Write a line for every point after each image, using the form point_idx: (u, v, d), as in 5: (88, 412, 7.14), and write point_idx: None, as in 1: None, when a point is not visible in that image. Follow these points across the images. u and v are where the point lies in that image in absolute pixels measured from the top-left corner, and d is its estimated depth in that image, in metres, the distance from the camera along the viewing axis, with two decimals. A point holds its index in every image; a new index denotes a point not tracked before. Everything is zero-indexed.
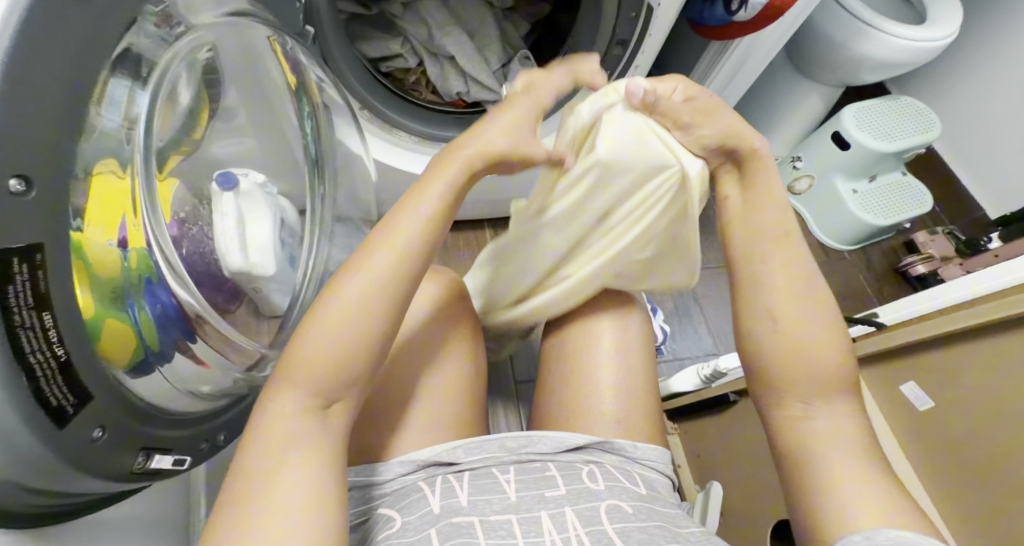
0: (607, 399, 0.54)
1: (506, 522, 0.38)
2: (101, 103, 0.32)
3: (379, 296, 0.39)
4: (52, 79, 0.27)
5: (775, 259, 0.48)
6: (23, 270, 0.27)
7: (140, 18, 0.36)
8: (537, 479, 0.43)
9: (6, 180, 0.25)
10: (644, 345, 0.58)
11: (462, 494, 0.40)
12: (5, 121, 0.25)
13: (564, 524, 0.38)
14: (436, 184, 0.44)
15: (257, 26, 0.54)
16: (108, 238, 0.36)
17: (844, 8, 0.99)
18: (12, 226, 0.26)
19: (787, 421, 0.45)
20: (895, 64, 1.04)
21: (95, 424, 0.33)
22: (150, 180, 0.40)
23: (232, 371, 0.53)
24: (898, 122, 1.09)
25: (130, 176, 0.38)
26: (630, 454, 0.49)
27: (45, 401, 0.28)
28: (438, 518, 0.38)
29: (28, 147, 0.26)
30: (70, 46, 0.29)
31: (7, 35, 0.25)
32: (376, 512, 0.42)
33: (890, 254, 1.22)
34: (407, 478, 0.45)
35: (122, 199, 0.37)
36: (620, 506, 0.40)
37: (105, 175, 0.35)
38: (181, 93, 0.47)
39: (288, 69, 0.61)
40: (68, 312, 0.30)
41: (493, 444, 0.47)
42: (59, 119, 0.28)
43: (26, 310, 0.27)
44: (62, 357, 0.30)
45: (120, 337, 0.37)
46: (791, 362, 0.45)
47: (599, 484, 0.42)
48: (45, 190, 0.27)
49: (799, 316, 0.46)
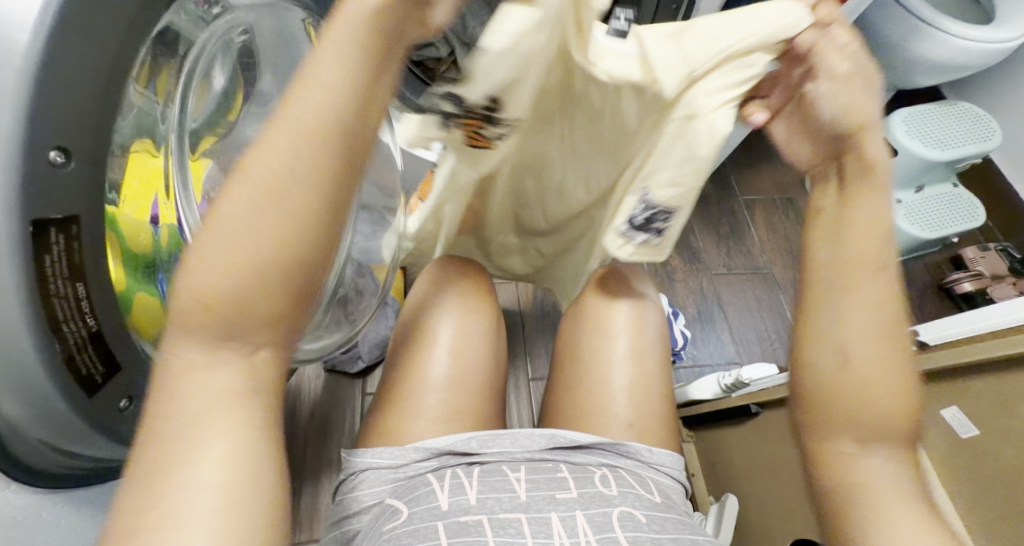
0: (621, 401, 0.53)
1: (515, 521, 0.38)
2: (139, 81, 0.33)
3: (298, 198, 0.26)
4: (94, 49, 0.28)
5: (874, 292, 0.38)
6: (60, 241, 0.27)
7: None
8: (548, 480, 0.42)
9: (46, 151, 0.26)
10: (657, 354, 0.57)
11: (471, 491, 0.40)
12: (53, 97, 0.26)
13: (574, 530, 0.37)
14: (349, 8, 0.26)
15: (292, 9, 0.56)
16: (141, 217, 0.39)
17: (906, 8, 1.06)
18: (52, 197, 0.26)
19: (835, 461, 0.39)
20: (957, 65, 1.11)
21: (123, 395, 0.35)
22: (180, 159, 0.44)
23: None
24: (958, 130, 1.20)
25: (163, 156, 0.42)
26: (645, 459, 0.49)
27: (75, 368, 0.30)
28: (447, 514, 0.38)
29: (69, 118, 0.27)
30: (123, 20, 0.29)
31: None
32: (387, 501, 0.42)
33: (935, 270, 1.31)
34: (420, 465, 0.45)
35: (155, 179, 0.41)
36: (633, 514, 0.39)
37: (138, 156, 0.38)
38: (215, 77, 0.53)
39: None
40: (100, 287, 0.31)
41: (508, 440, 0.47)
42: (103, 99, 0.29)
43: (61, 279, 0.28)
44: (93, 326, 0.31)
45: (154, 310, 0.40)
46: (851, 400, 0.38)
47: (611, 490, 0.42)
48: (80, 163, 0.28)
49: (862, 347, 0.37)
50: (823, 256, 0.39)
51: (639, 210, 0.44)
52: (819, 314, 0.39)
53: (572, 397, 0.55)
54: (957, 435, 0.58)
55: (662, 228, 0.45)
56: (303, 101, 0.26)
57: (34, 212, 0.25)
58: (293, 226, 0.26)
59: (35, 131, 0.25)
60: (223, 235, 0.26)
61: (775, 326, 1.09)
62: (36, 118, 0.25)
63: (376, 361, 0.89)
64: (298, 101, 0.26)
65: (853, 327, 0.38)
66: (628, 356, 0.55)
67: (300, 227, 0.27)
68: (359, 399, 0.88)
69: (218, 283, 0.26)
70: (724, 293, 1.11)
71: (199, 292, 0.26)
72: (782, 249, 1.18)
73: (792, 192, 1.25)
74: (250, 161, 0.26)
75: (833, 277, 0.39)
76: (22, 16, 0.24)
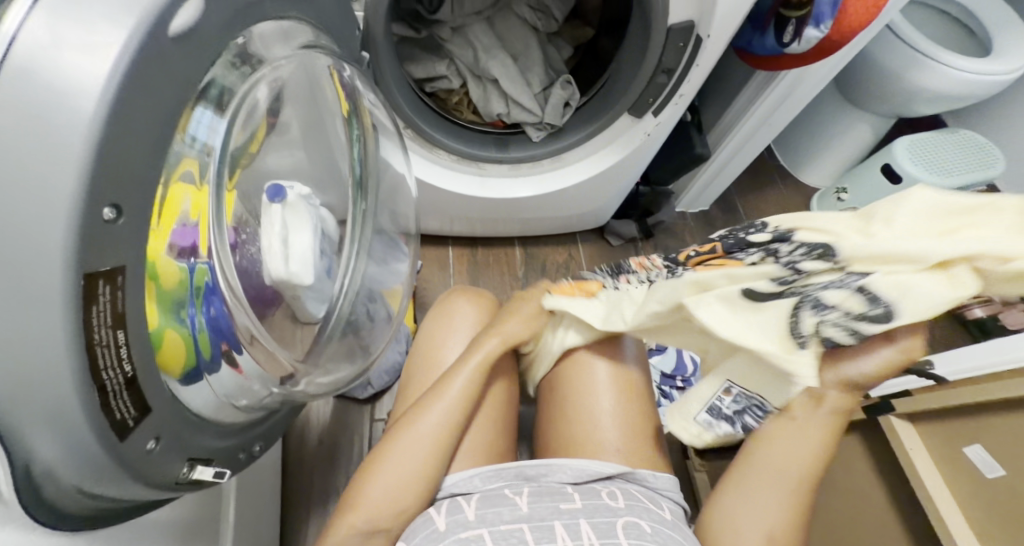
0: (607, 426, 0.66)
1: (517, 530, 0.52)
2: (182, 130, 0.37)
3: (423, 447, 0.58)
4: (148, 111, 0.30)
5: (784, 489, 0.54)
6: (106, 291, 0.28)
7: (224, 54, 0.41)
8: (551, 495, 0.57)
9: (101, 209, 0.27)
10: (644, 397, 0.70)
11: (470, 510, 0.55)
12: (115, 154, 0.27)
13: (578, 533, 0.52)
14: (479, 350, 0.64)
15: (322, 57, 0.60)
16: (172, 251, 0.40)
17: (902, 40, 1.11)
18: (105, 249, 0.28)
19: None
20: (957, 96, 1.15)
21: (150, 436, 0.35)
22: (214, 190, 0.46)
23: (259, 388, 0.55)
24: (959, 158, 1.21)
25: (203, 190, 0.44)
26: (651, 484, 0.62)
27: (111, 413, 0.30)
28: (447, 533, 0.53)
29: (124, 175, 0.28)
30: (176, 80, 0.32)
31: (123, 67, 0.27)
32: (415, 519, 0.56)
33: None
34: (443, 490, 0.60)
35: (195, 210, 0.43)
36: (638, 524, 0.54)
37: (182, 183, 0.39)
38: (258, 110, 0.56)
39: (344, 97, 0.71)
40: (138, 329, 0.32)
41: (510, 473, 0.60)
42: (153, 155, 0.31)
43: (105, 328, 0.28)
44: (129, 372, 0.31)
45: (179, 346, 0.41)
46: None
47: (618, 503, 0.56)
48: (131, 215, 0.29)
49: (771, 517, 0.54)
50: (770, 454, 0.55)
51: (726, 402, 0.59)
52: (741, 486, 0.56)
53: (570, 431, 0.67)
54: (986, 476, 0.58)
55: (749, 425, 0.58)
56: (451, 387, 0.61)
57: (87, 265, 0.26)
58: (410, 456, 0.57)
59: (94, 190, 0.26)
60: (389, 461, 0.57)
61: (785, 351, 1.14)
62: (95, 176, 0.26)
63: (384, 388, 1.01)
64: (446, 386, 0.62)
65: (770, 512, 0.54)
66: (609, 383, 0.68)
67: (416, 458, 0.57)
68: (365, 422, 0.99)
69: (383, 485, 0.55)
70: None
71: (375, 489, 0.55)
72: None
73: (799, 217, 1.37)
74: (413, 418, 0.60)
75: (765, 468, 0.55)
76: (88, 85, 0.26)
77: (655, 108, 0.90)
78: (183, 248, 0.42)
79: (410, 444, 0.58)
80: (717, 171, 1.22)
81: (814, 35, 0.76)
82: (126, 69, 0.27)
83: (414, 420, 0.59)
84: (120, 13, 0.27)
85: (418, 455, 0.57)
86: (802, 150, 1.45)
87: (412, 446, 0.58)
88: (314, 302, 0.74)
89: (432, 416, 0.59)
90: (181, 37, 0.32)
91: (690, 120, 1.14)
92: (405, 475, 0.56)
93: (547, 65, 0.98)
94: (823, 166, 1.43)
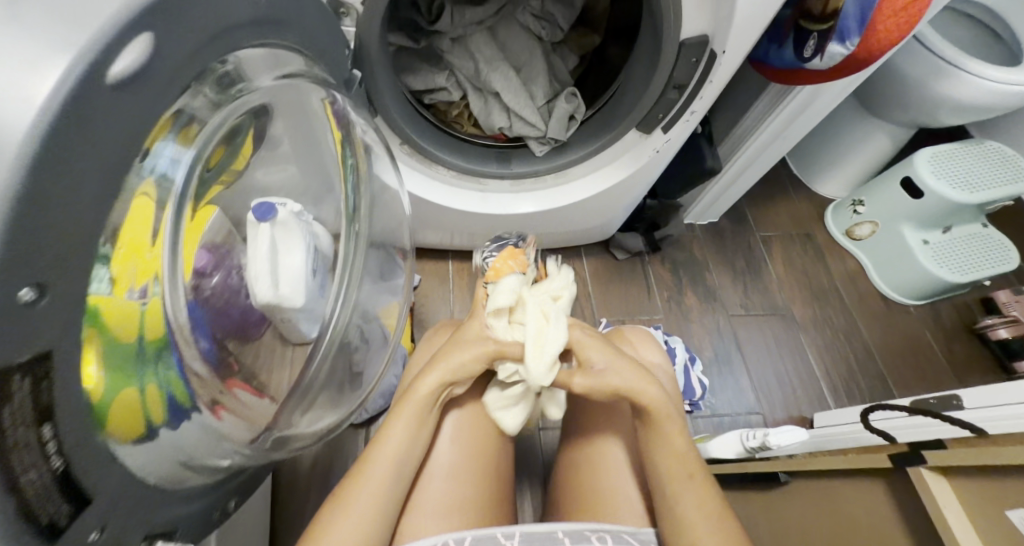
0: (630, 477, 0.67)
1: None
2: (145, 156, 0.33)
3: (386, 484, 0.56)
4: (83, 171, 0.25)
5: (691, 497, 0.58)
6: (25, 385, 0.24)
7: (200, 79, 0.37)
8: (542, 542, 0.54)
9: (17, 291, 0.23)
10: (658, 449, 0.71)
11: None
12: (33, 228, 0.23)
13: None
14: (425, 384, 0.62)
15: (307, 83, 0.56)
16: (131, 293, 0.36)
17: (926, 48, 1.05)
18: (23, 338, 0.23)
19: None
20: (983, 106, 1.09)
21: (93, 526, 0.31)
22: (176, 219, 0.41)
23: (230, 445, 0.50)
24: (986, 173, 1.15)
25: (162, 231, 0.40)
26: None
27: (35, 517, 0.26)
28: None
29: (47, 251, 0.24)
30: (118, 131, 0.28)
31: (42, 125, 0.23)
32: None
33: (965, 311, 1.28)
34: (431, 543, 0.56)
35: (151, 254, 0.38)
36: None
37: (142, 211, 0.35)
38: (241, 130, 0.52)
39: (335, 125, 0.67)
40: (72, 411, 0.28)
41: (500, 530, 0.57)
42: (88, 221, 0.26)
43: (24, 428, 0.24)
44: (59, 468, 0.27)
45: (131, 405, 0.36)
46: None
47: None
48: (58, 293, 0.25)
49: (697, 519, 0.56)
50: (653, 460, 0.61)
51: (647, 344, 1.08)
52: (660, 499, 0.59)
53: (594, 481, 0.68)
54: None
55: None
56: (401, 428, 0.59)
57: None
58: (370, 490, 0.55)
59: (7, 275, 0.22)
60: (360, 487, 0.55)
61: (796, 369, 1.17)
62: (10, 257, 0.22)
63: (379, 411, 0.97)
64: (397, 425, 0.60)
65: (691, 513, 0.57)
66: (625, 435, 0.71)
67: (376, 498, 0.55)
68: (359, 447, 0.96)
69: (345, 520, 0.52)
70: (741, 333, 1.20)
71: (341, 518, 0.52)
72: (804, 286, 1.28)
73: (812, 229, 1.37)
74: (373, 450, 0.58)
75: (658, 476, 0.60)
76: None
77: (666, 123, 0.85)
78: (136, 295, 0.37)
79: (368, 481, 0.55)
80: (727, 185, 1.17)
81: (838, 51, 0.71)
82: (48, 128, 0.23)
83: (372, 458, 0.57)
84: (43, 60, 0.23)
85: (381, 494, 0.55)
86: (817, 160, 1.39)
87: (373, 482, 0.55)
88: (306, 321, 0.73)
89: (388, 454, 0.57)
90: (125, 82, 0.27)
91: (702, 131, 1.07)
92: (367, 513, 0.53)
93: (552, 75, 0.93)
94: (839, 176, 1.38)
